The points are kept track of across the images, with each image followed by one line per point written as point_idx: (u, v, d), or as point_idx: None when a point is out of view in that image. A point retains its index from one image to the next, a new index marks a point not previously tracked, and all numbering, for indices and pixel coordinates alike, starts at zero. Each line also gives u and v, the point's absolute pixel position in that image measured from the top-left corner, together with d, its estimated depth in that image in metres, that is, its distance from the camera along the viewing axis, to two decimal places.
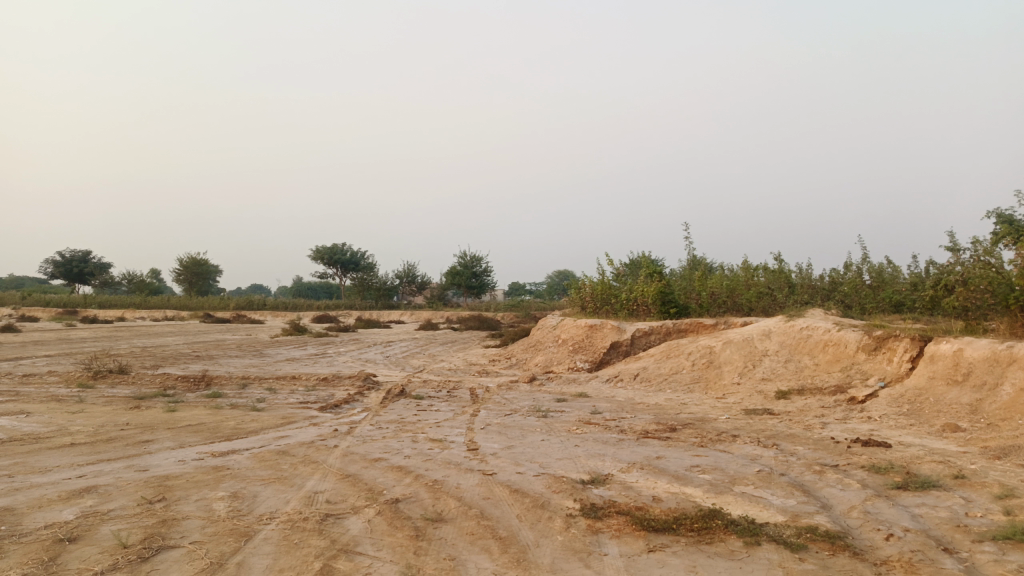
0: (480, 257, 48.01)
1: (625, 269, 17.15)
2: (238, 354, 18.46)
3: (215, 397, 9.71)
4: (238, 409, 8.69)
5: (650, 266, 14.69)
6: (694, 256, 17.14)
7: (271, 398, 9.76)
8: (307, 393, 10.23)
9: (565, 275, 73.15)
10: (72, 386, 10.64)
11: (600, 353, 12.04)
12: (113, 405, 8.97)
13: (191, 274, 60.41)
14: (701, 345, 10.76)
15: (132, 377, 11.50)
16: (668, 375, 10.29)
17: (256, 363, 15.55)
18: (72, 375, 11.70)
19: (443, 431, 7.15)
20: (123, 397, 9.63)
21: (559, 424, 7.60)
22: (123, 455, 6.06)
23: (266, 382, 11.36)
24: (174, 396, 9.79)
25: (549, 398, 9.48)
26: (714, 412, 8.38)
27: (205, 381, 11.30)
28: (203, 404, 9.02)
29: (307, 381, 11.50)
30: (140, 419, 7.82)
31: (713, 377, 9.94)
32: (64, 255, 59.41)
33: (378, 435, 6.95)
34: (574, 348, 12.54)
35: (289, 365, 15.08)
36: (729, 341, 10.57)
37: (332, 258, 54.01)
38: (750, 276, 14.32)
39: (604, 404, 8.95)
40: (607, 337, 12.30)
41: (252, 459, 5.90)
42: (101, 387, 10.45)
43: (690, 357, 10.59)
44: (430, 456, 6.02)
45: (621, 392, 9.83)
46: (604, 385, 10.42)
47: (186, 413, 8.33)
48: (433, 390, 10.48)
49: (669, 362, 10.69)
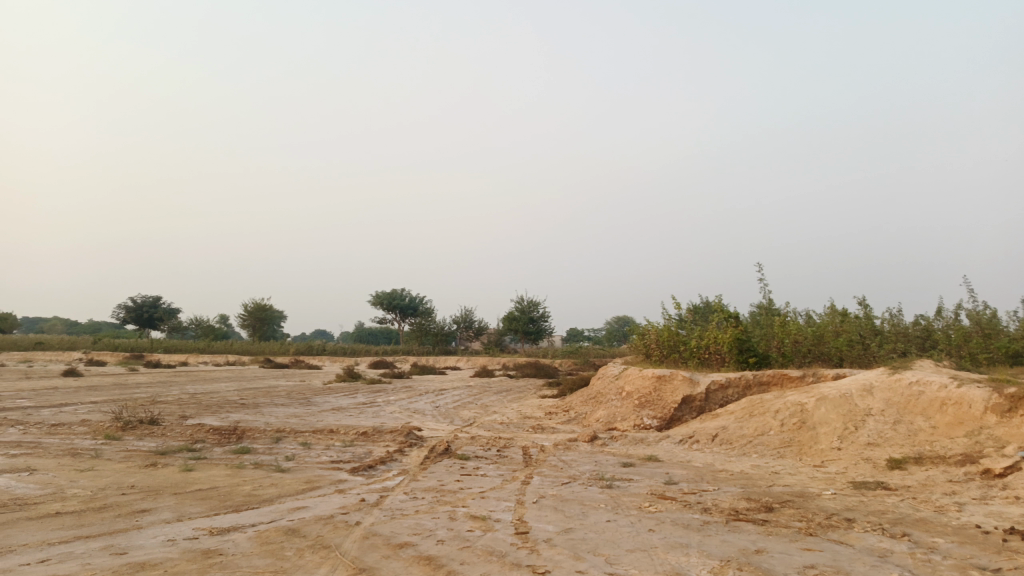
0: (537, 302, 46.97)
1: (694, 314, 15.80)
2: (284, 402, 17.69)
3: (241, 453, 8.78)
4: (261, 468, 7.71)
5: (723, 310, 13.34)
6: (769, 299, 15.67)
7: (302, 455, 8.78)
8: (343, 450, 9.22)
9: (627, 320, 71.23)
10: (97, 438, 9.90)
11: (670, 410, 10.69)
12: (129, 462, 8.11)
13: (254, 320, 61.15)
14: (790, 401, 9.33)
15: (163, 428, 10.75)
16: (753, 437, 8.88)
17: (299, 413, 14.71)
18: (103, 426, 11.00)
19: (488, 505, 5.98)
20: (145, 452, 8.80)
21: (627, 498, 6.34)
22: (107, 530, 5.10)
23: (302, 436, 10.41)
24: (199, 452, 8.91)
25: (614, 463, 8.22)
26: (815, 486, 6.98)
27: (238, 433, 10.42)
28: (225, 463, 8.08)
29: (345, 435, 10.50)
30: (148, 482, 6.90)
31: (807, 440, 8.49)
32: (135, 300, 61.22)
33: (409, 509, 5.83)
34: (641, 402, 11.21)
35: (333, 415, 14.20)
36: (824, 397, 9.11)
37: (391, 304, 53.88)
38: (837, 322, 12.82)
39: (680, 472, 7.63)
40: (678, 390, 10.95)
41: (253, 540, 4.85)
42: (127, 441, 9.67)
43: (778, 415, 9.17)
44: (468, 542, 4.86)
45: (697, 456, 8.48)
46: (677, 447, 9.07)
47: (203, 474, 7.39)
48: (482, 449, 9.32)
49: (753, 422, 9.27)
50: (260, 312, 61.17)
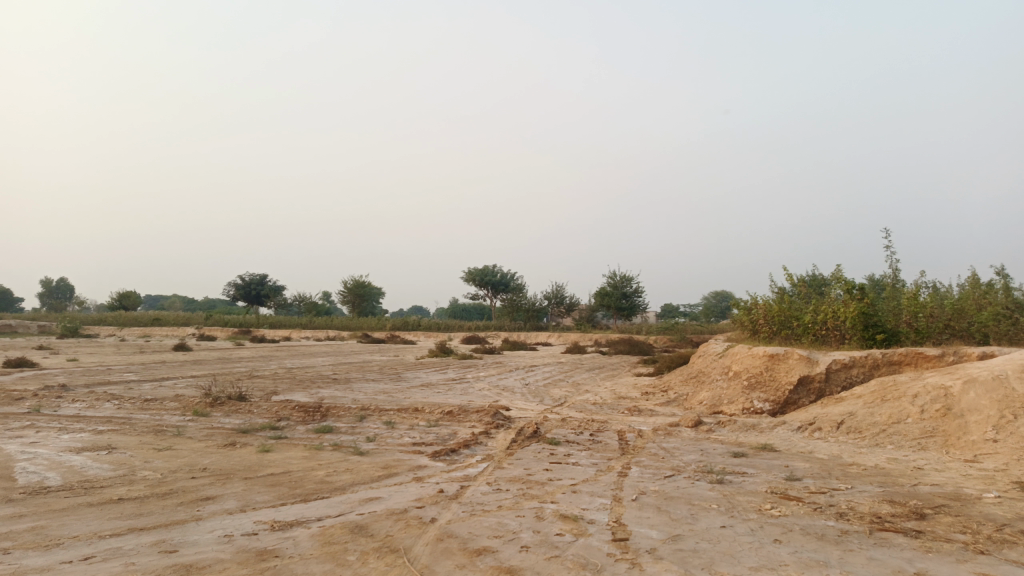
0: (630, 277, 45.62)
1: (808, 287, 14.42)
2: (374, 379, 17.54)
3: (322, 433, 8.40)
4: (339, 450, 7.26)
5: (845, 281, 11.97)
6: (893, 268, 14.08)
7: (384, 436, 8.31)
8: (427, 430, 8.70)
9: (727, 295, 68.31)
10: (185, 415, 9.82)
11: (784, 392, 9.62)
12: (209, 441, 7.86)
13: (353, 296, 62.55)
14: (930, 384, 8.07)
15: (249, 404, 10.60)
16: (887, 426, 7.72)
17: (388, 389, 14.42)
18: (192, 402, 10.97)
19: (579, 502, 5.24)
20: (226, 431, 8.58)
21: (744, 497, 5.45)
22: (164, 521, 4.69)
23: (385, 415, 10.00)
24: (280, 430, 8.61)
25: (722, 452, 7.29)
26: (973, 487, 5.84)
27: (322, 410, 10.11)
28: (303, 443, 7.70)
29: (430, 414, 9.99)
30: (221, 464, 6.56)
31: (954, 430, 7.26)
32: (243, 278, 64.02)
33: (491, 504, 5.17)
34: (750, 384, 10.16)
35: (421, 392, 13.83)
36: (973, 380, 7.77)
37: (484, 281, 53.83)
38: (980, 294, 11.22)
39: (802, 466, 6.64)
40: (794, 371, 9.82)
41: (314, 540, 4.30)
42: (213, 419, 9.53)
43: (916, 401, 7.94)
44: (556, 550, 4.13)
45: (821, 447, 7.43)
46: (795, 435, 8.03)
47: (279, 455, 7.02)
48: (573, 432, 8.58)
49: (886, 408, 8.09)
50: (358, 289, 62.51)
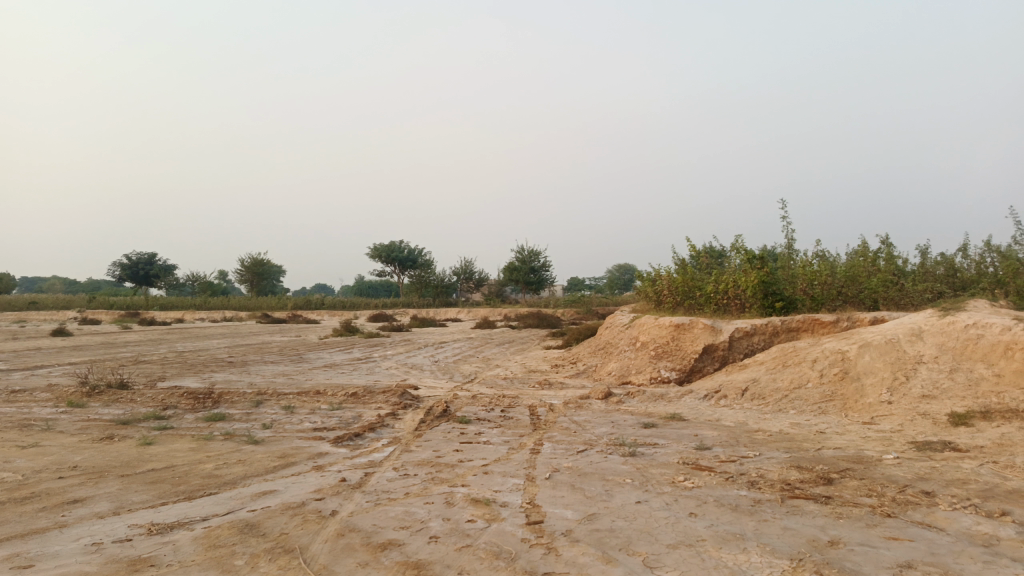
0: (537, 251, 45.83)
1: (709, 257, 14.71)
2: (274, 360, 16.71)
3: (214, 421, 7.79)
4: (231, 439, 6.72)
5: (745, 251, 12.23)
6: (788, 239, 14.54)
7: (282, 421, 7.79)
8: (329, 414, 8.25)
9: (631, 269, 69.92)
10: (57, 407, 8.92)
11: (690, 361, 9.73)
12: (83, 435, 7.12)
13: (251, 275, 59.94)
14: (828, 349, 8.31)
15: (132, 392, 9.76)
16: (789, 391, 7.90)
17: (289, 371, 13.73)
18: (67, 391, 10.01)
19: (492, 483, 5.00)
20: (104, 423, 7.82)
21: (658, 469, 5.36)
22: (19, 531, 4.10)
23: (285, 399, 9.43)
24: (166, 420, 7.93)
25: (633, 424, 7.24)
26: (872, 449, 6.01)
27: (215, 397, 9.43)
28: (191, 433, 7.09)
29: (333, 396, 9.50)
30: (94, 461, 5.91)
31: (851, 393, 7.51)
32: (131, 258, 60.17)
33: (398, 491, 4.85)
34: (657, 353, 10.23)
35: (324, 373, 13.24)
36: (867, 344, 8.05)
37: (390, 257, 52.79)
38: (868, 263, 11.70)
39: (712, 434, 6.66)
40: (699, 339, 9.94)
41: (197, 544, 3.85)
42: (90, 410, 8.69)
43: (816, 366, 8.16)
44: (468, 539, 3.86)
45: (727, 415, 7.51)
46: (703, 404, 8.10)
47: (163, 448, 6.41)
48: (483, 409, 8.34)
49: (787, 373, 8.28)
50: (258, 267, 59.94)
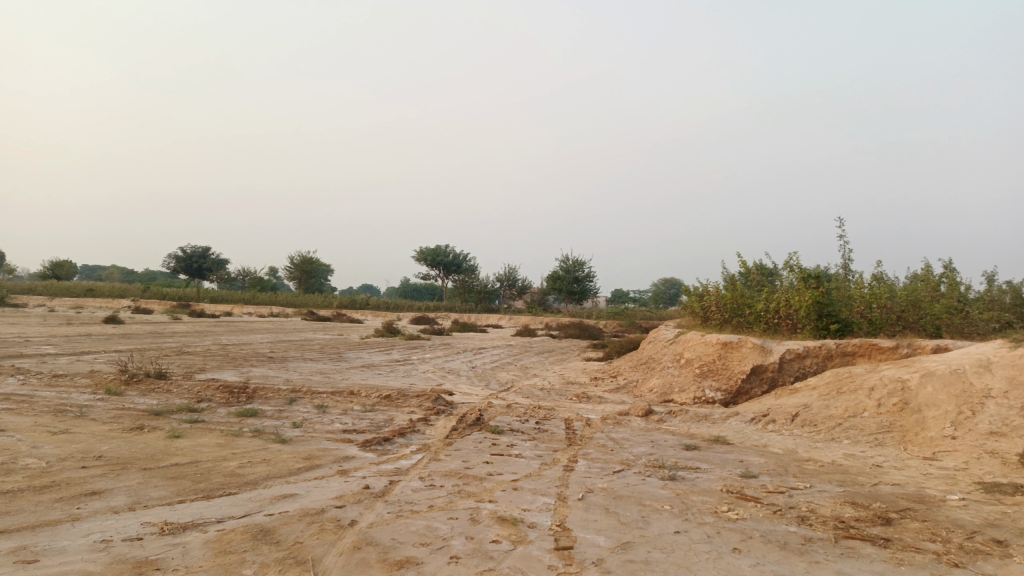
0: (583, 261, 45.41)
1: (760, 274, 14.19)
2: (313, 358, 16.72)
3: (244, 417, 7.68)
4: (258, 437, 6.58)
5: (800, 269, 11.72)
6: (845, 259, 13.93)
7: (312, 421, 7.65)
8: (361, 416, 8.08)
9: (677, 284, 68.85)
10: (95, 394, 8.95)
11: (737, 381, 9.31)
12: (114, 424, 7.07)
13: (299, 272, 60.78)
14: (887, 377, 7.81)
15: (169, 383, 9.76)
16: (843, 419, 7.44)
17: (326, 370, 13.68)
18: (106, 379, 10.07)
19: (520, 501, 4.72)
20: (137, 413, 7.79)
21: (699, 497, 5.01)
22: (31, 522, 3.99)
23: (318, 398, 9.31)
24: (198, 413, 7.86)
25: (674, 445, 6.88)
26: (934, 488, 5.54)
27: (248, 392, 9.36)
28: (220, 428, 6.99)
29: (366, 398, 9.34)
30: (119, 451, 5.82)
31: (911, 426, 7.01)
32: (185, 251, 61.71)
33: (422, 503, 4.61)
34: (702, 371, 9.82)
35: (361, 373, 13.14)
36: (930, 374, 7.53)
37: (435, 261, 52.99)
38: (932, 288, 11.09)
39: (758, 461, 6.27)
40: (747, 359, 9.50)
41: (207, 548, 3.67)
42: (125, 399, 8.69)
43: (873, 394, 7.67)
44: (490, 562, 3.59)
45: (775, 441, 7.08)
46: (749, 427, 7.68)
47: (190, 442, 6.31)
48: (518, 420, 8.07)
49: (842, 400, 7.80)
50: (306, 265, 60.77)
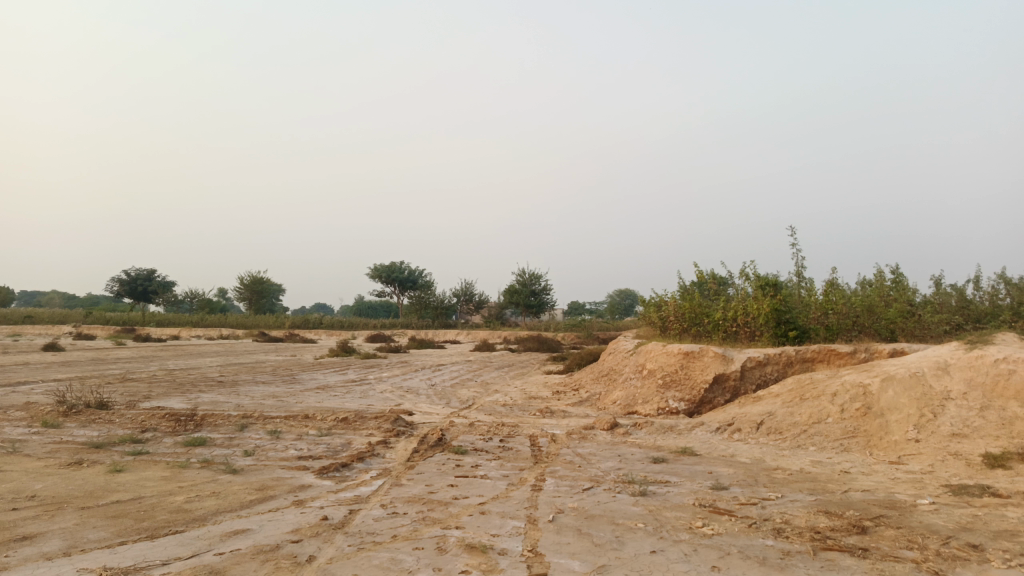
0: (539, 275, 45.44)
1: (716, 283, 14.28)
2: (266, 381, 16.18)
3: (193, 446, 7.28)
4: (208, 467, 6.21)
5: (756, 278, 11.80)
6: (798, 266, 14.12)
7: (266, 448, 7.29)
8: (317, 441, 7.74)
9: (631, 295, 69.46)
10: (30, 427, 8.41)
11: (700, 391, 9.26)
12: (50, 460, 6.60)
13: (250, 293, 59.37)
14: (848, 382, 7.83)
15: (111, 413, 9.24)
16: (808, 426, 7.42)
17: (279, 393, 13.20)
18: (42, 410, 9.49)
19: (489, 526, 4.50)
20: (75, 446, 7.31)
21: (673, 513, 4.86)
22: None
23: (272, 423, 8.92)
24: (142, 444, 7.42)
25: (642, 458, 6.74)
26: (904, 492, 5.51)
27: (197, 419, 8.91)
28: (166, 460, 6.59)
29: (322, 421, 8.99)
30: (54, 489, 5.40)
31: (875, 430, 7.02)
32: (129, 274, 59.78)
33: (385, 533, 4.36)
34: (664, 382, 9.75)
35: (316, 395, 12.72)
36: (890, 377, 7.57)
37: (390, 278, 52.38)
38: (884, 293, 11.28)
39: (727, 472, 6.17)
40: (709, 368, 9.46)
41: None
42: (62, 431, 8.17)
43: (835, 400, 7.67)
44: None
45: (742, 450, 7.01)
46: (715, 438, 7.61)
47: (133, 476, 5.91)
48: (481, 438, 7.84)
49: (805, 407, 7.80)
50: (256, 285, 59.42)
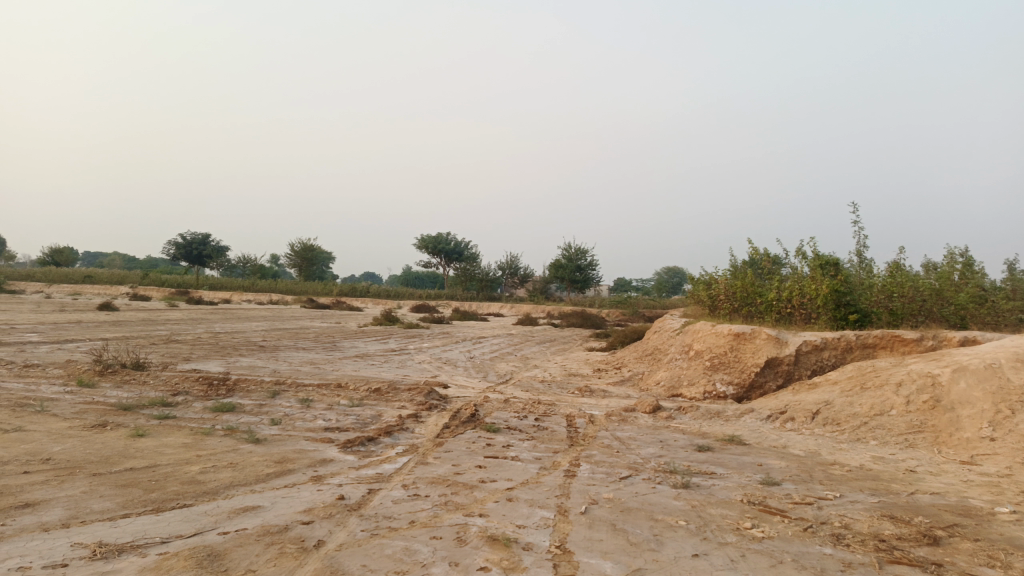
0: (585, 249, 44.75)
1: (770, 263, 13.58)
2: (306, 347, 16.13)
3: (220, 413, 7.10)
4: (231, 436, 6.00)
5: (815, 257, 11.11)
6: (859, 247, 13.32)
7: (293, 418, 7.07)
8: (347, 412, 7.50)
9: (679, 273, 68.21)
10: (65, 386, 8.38)
11: (750, 375, 8.73)
12: (76, 420, 6.48)
13: (300, 259, 60.19)
14: (915, 372, 7.21)
15: (145, 375, 9.17)
16: (868, 418, 6.86)
17: (317, 360, 13.10)
18: (80, 370, 9.49)
19: (515, 516, 4.13)
20: (104, 407, 7.21)
21: (719, 510, 4.41)
22: None
23: (303, 391, 8.72)
24: (170, 408, 7.28)
25: (685, 446, 6.29)
26: (979, 498, 4.95)
27: (229, 384, 8.77)
28: (190, 426, 6.41)
29: (355, 391, 8.76)
30: (71, 453, 5.23)
31: (944, 426, 6.42)
32: (186, 238, 61.19)
33: (404, 518, 4.03)
34: (712, 364, 9.24)
35: (353, 364, 12.55)
36: (963, 368, 6.91)
37: (437, 248, 52.39)
38: (954, 279, 10.50)
39: (779, 465, 5.68)
40: (761, 351, 8.91)
41: None
42: (95, 392, 8.11)
43: (900, 391, 7.07)
44: None
45: (795, 442, 6.49)
46: (765, 426, 7.11)
47: (154, 442, 5.73)
48: (516, 416, 7.49)
49: (866, 397, 7.22)
50: (306, 253, 60.16)
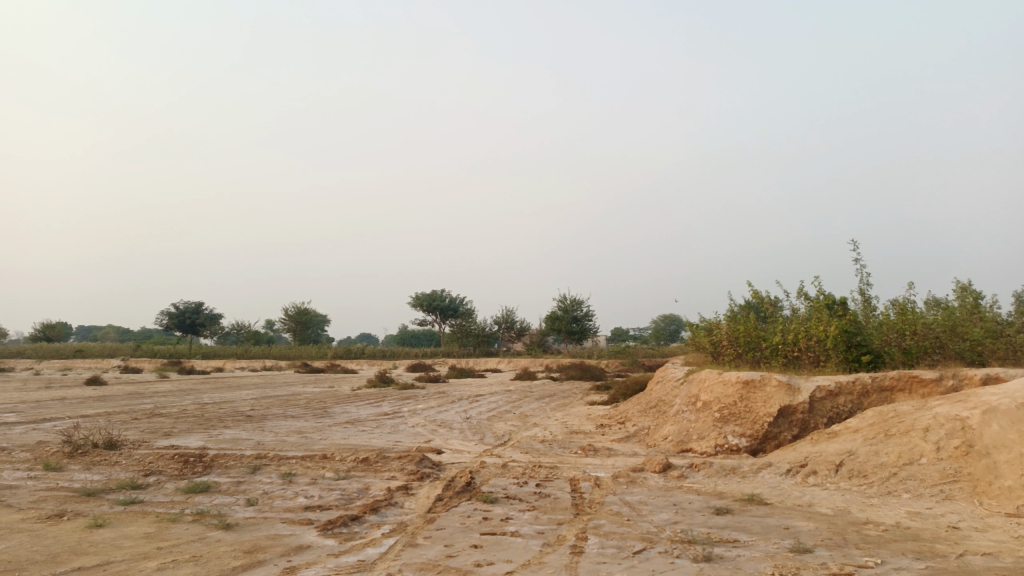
0: (580, 300, 44.38)
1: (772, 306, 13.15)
2: (296, 414, 15.49)
3: (192, 495, 6.51)
4: (200, 522, 5.43)
5: (820, 298, 10.68)
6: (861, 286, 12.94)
7: (273, 496, 6.49)
8: (332, 486, 6.91)
9: (675, 320, 67.78)
10: (29, 471, 7.78)
11: (763, 426, 8.21)
12: (31, 511, 5.89)
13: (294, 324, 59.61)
14: (942, 416, 6.69)
15: (118, 455, 8.58)
16: (897, 468, 6.32)
17: (306, 428, 12.49)
18: (49, 452, 8.88)
19: None
20: (66, 494, 6.61)
21: None
22: None
23: (287, 464, 8.13)
24: (139, 492, 6.68)
25: (702, 509, 5.73)
26: None
27: (207, 461, 8.17)
28: (157, 511, 5.83)
29: (342, 462, 8.18)
30: (15, 552, 4.65)
31: (982, 474, 5.88)
32: (179, 308, 60.72)
33: None
34: (722, 416, 8.71)
35: (344, 431, 11.94)
36: (993, 409, 6.40)
37: (431, 306, 51.99)
38: (967, 315, 10.06)
39: (809, 528, 5.12)
40: (772, 399, 8.40)
41: None
42: (60, 476, 7.50)
43: (929, 436, 6.54)
44: None
45: (821, 499, 5.93)
46: (786, 482, 6.55)
47: (113, 533, 5.14)
48: (515, 483, 6.92)
49: (892, 445, 6.69)
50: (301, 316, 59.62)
